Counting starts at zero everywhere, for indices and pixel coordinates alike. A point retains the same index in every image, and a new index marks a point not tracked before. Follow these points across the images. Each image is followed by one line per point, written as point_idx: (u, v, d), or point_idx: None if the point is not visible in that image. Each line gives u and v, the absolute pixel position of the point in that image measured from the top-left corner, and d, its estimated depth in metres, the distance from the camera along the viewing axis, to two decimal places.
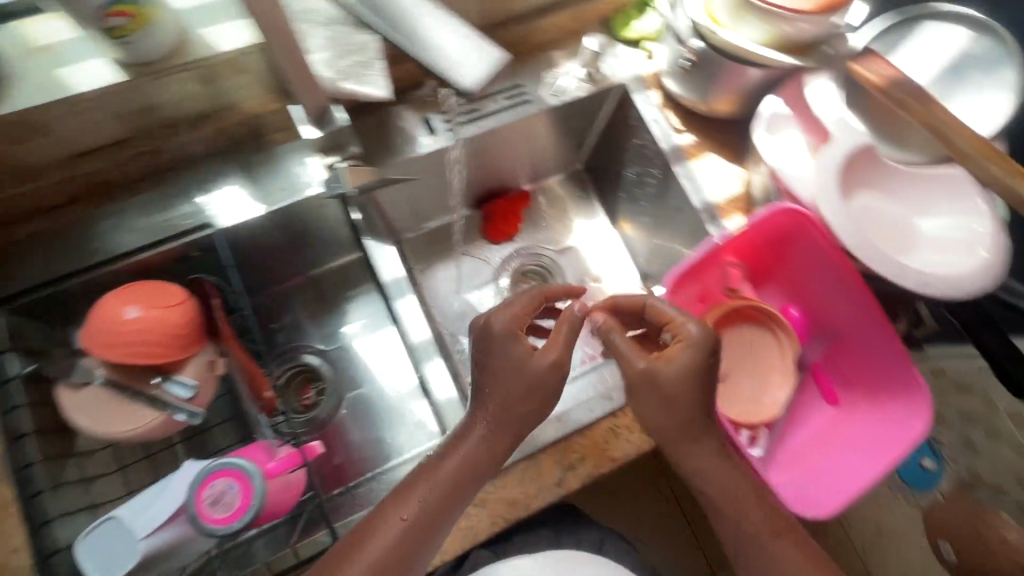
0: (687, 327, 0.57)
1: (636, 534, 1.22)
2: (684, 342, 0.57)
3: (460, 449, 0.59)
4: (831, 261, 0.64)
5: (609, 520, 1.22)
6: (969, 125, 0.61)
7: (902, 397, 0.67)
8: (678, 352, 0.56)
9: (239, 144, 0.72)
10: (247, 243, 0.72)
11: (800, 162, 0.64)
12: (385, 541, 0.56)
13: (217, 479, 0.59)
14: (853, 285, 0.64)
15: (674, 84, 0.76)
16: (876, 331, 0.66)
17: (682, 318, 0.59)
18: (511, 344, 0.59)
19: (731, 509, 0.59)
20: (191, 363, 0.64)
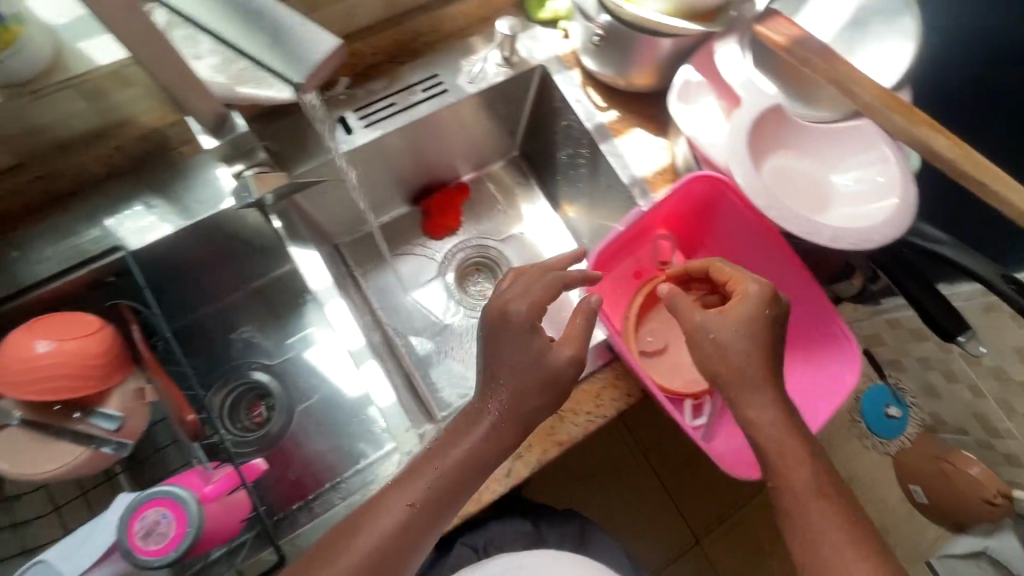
0: (747, 283, 0.61)
1: (614, 515, 1.23)
2: (743, 296, 0.60)
3: (466, 441, 0.58)
4: (749, 222, 0.69)
5: (587, 506, 1.23)
6: (873, 78, 0.62)
7: (834, 350, 0.69)
8: (737, 304, 0.59)
9: (144, 161, 0.68)
10: (165, 262, 0.70)
11: (715, 128, 0.65)
12: (389, 529, 0.55)
13: (148, 510, 0.56)
14: (773, 243, 0.69)
15: (590, 61, 0.75)
16: (802, 286, 0.70)
17: (743, 278, 0.62)
18: (529, 337, 0.60)
19: (783, 465, 0.57)
20: (116, 393, 0.63)
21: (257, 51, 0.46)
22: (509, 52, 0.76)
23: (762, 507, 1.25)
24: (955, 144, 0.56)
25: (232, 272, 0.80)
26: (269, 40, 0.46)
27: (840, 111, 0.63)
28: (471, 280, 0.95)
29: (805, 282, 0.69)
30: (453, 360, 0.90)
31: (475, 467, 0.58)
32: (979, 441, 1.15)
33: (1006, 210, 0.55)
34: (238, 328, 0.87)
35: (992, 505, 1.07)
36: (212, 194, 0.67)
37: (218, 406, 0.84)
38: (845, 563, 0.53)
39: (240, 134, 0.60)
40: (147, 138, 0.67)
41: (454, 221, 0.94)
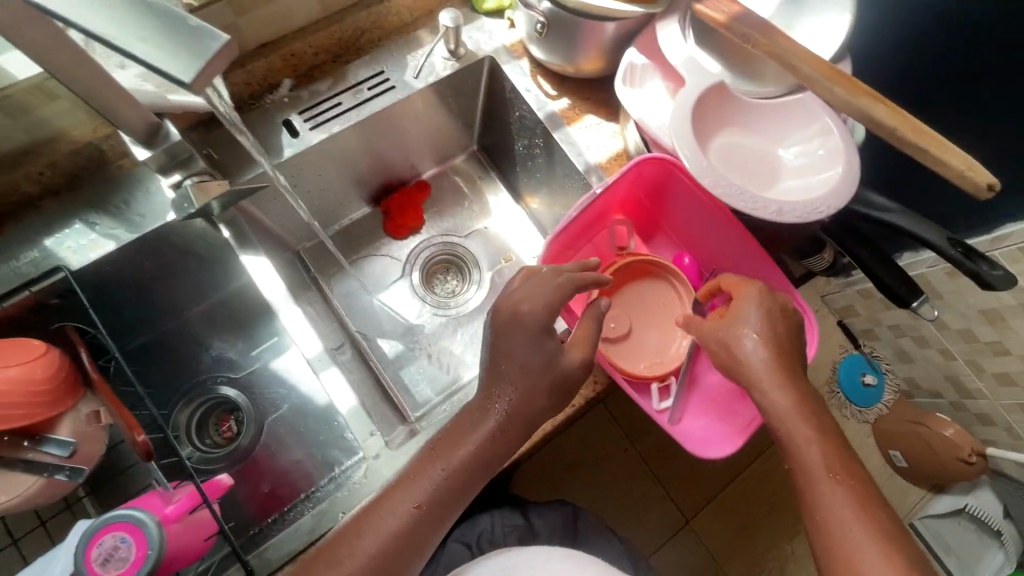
0: (751, 289, 0.63)
1: (604, 503, 1.24)
2: (750, 301, 0.62)
3: (472, 440, 0.59)
4: (701, 202, 0.71)
5: (577, 496, 1.23)
6: (813, 50, 0.62)
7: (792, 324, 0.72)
8: (747, 310, 0.61)
9: (81, 176, 0.66)
10: (111, 279, 0.68)
11: (661, 111, 0.66)
12: (394, 531, 0.55)
13: (106, 534, 0.55)
14: (725, 221, 0.71)
15: (537, 50, 0.74)
16: (755, 260, 0.71)
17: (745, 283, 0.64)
18: (533, 337, 0.59)
19: (791, 446, 0.58)
20: (68, 418, 0.61)
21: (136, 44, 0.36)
22: (454, 45, 0.75)
23: (748, 483, 1.27)
24: (895, 112, 0.56)
25: (188, 285, 0.78)
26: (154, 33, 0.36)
27: (783, 85, 0.63)
28: (438, 277, 0.94)
29: (758, 256, 0.70)
30: (425, 359, 0.88)
31: (444, 466, 0.58)
32: (952, 402, 1.17)
33: (947, 174, 0.54)
34: (204, 342, 0.85)
35: (968, 463, 1.12)
36: (153, 208, 0.65)
37: (185, 423, 0.82)
38: (848, 538, 0.53)
39: (175, 143, 0.57)
40: (83, 153, 0.65)
41: (416, 219, 0.93)
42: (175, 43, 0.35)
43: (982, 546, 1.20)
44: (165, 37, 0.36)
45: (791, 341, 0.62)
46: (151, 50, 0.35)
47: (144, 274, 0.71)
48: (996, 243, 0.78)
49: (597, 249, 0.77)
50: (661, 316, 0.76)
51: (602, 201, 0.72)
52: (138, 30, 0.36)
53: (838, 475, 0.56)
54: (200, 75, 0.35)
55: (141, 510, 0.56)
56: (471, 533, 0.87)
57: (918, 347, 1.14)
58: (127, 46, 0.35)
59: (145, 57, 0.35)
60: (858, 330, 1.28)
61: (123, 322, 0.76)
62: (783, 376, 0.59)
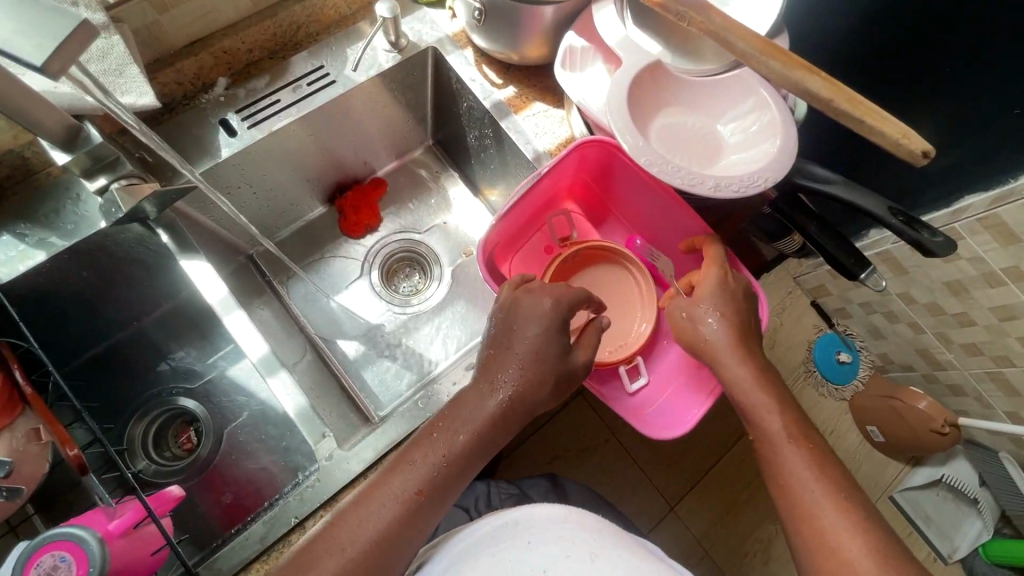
0: (713, 272, 0.66)
1: (604, 488, 1.23)
2: (712, 284, 0.65)
3: (464, 431, 0.57)
4: (645, 183, 0.72)
5: (577, 477, 1.23)
6: (748, 25, 0.62)
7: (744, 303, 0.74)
8: (705, 293, 0.65)
9: (7, 186, 0.64)
10: (45, 292, 0.65)
11: (601, 92, 0.65)
12: (379, 523, 0.53)
13: (44, 554, 0.53)
14: (671, 202, 0.71)
15: (479, 38, 0.73)
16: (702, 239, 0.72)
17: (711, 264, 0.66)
18: None
19: (755, 413, 0.62)
20: (3, 437, 0.59)
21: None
22: (394, 36, 0.74)
23: (729, 468, 1.27)
24: (830, 83, 0.55)
25: (134, 295, 0.76)
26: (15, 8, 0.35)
27: (722, 62, 0.63)
28: (398, 274, 0.93)
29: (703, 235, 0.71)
30: (387, 359, 0.87)
31: (403, 464, 0.56)
32: (925, 375, 1.18)
33: (883, 143, 0.54)
34: (163, 350, 0.83)
35: (941, 434, 1.13)
36: (84, 215, 0.64)
37: (140, 436, 0.79)
38: (818, 504, 0.56)
39: (97, 145, 0.56)
40: (5, 161, 0.62)
41: (371, 216, 0.91)
42: (30, 24, 0.35)
43: (960, 513, 1.21)
44: (19, 17, 0.35)
45: (749, 317, 0.65)
46: (7, 34, 0.35)
47: (82, 284, 0.68)
48: (957, 216, 0.81)
49: (549, 234, 0.79)
50: (619, 301, 0.77)
51: (549, 186, 0.74)
52: None
53: (801, 451, 0.59)
54: (53, 59, 0.35)
55: (80, 526, 0.54)
56: (469, 500, 0.91)
57: (888, 322, 1.15)
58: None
59: (3, 46, 0.35)
60: (831, 308, 1.29)
61: (67, 336, 0.73)
62: (740, 351, 0.63)
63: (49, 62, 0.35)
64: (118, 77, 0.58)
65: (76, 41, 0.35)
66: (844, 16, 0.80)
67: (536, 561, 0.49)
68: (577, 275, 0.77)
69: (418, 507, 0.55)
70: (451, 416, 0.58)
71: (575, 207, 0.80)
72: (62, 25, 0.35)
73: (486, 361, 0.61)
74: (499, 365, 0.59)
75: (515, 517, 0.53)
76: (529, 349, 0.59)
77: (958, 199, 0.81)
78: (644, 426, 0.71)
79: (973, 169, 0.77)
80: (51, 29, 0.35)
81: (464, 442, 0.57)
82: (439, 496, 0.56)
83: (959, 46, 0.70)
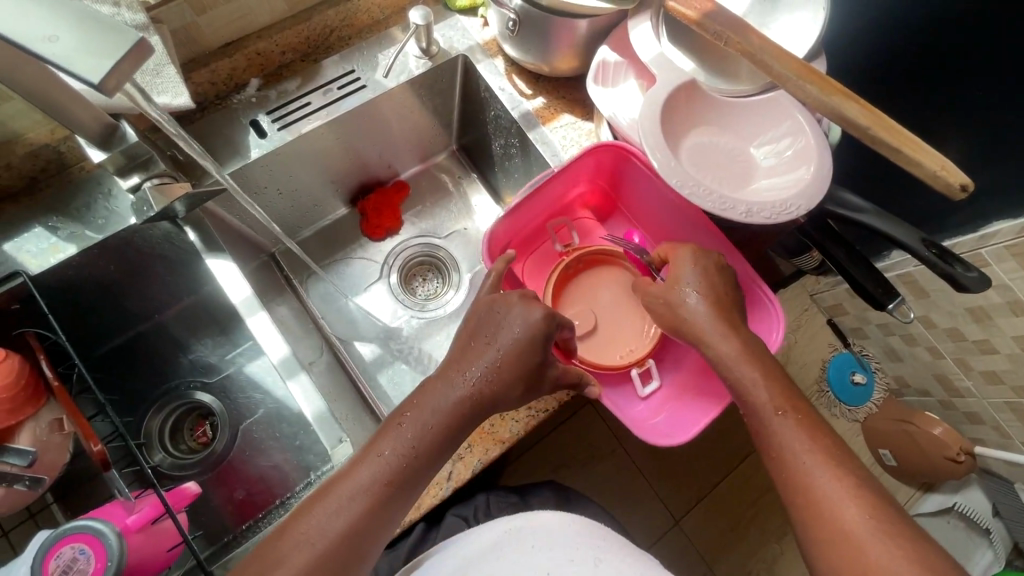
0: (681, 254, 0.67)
1: (609, 502, 1.23)
2: (682, 263, 0.66)
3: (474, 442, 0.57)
4: (647, 180, 0.72)
5: (582, 487, 1.23)
6: (785, 48, 0.61)
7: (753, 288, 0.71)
8: (681, 271, 0.66)
9: (41, 178, 0.65)
10: (74, 284, 0.66)
11: (631, 108, 0.65)
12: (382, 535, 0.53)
13: (64, 546, 0.53)
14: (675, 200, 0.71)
15: (511, 49, 0.73)
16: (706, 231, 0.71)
17: (673, 251, 0.68)
18: (504, 333, 0.58)
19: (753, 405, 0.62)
20: (28, 428, 0.60)
21: (52, 38, 0.33)
22: (426, 43, 0.74)
23: (734, 486, 1.26)
24: (866, 109, 0.55)
25: (158, 290, 0.76)
26: (72, 20, 0.34)
27: (757, 84, 0.62)
28: (416, 278, 0.93)
29: (707, 229, 0.70)
30: (401, 363, 0.87)
31: (368, 457, 0.55)
32: (941, 401, 1.16)
33: (920, 173, 0.54)
34: (183, 344, 0.84)
35: (956, 462, 1.13)
36: (114, 211, 0.65)
37: (158, 429, 0.80)
38: (832, 506, 0.54)
39: (132, 144, 0.56)
40: (41, 155, 0.63)
41: (392, 220, 0.92)
42: (88, 41, 0.33)
43: (972, 544, 1.19)
44: (78, 32, 0.33)
45: (729, 290, 0.65)
46: (68, 52, 0.33)
47: (108, 277, 0.69)
48: (985, 241, 0.79)
49: (566, 236, 0.79)
50: (620, 306, 0.76)
51: (557, 189, 0.74)
52: (51, 24, 0.34)
53: (822, 472, 0.55)
54: (109, 79, 0.33)
55: (100, 519, 0.55)
56: (468, 508, 0.89)
57: (906, 346, 1.13)
58: (36, 47, 0.33)
59: (60, 61, 0.33)
60: (847, 328, 1.27)
61: (90, 327, 0.74)
62: (725, 328, 0.62)
63: (104, 81, 0.33)
64: (155, 77, 0.59)
65: (132, 60, 0.34)
66: (879, 38, 0.79)
67: (539, 560, 0.56)
68: (582, 274, 0.77)
69: (386, 500, 0.54)
70: (414, 409, 0.57)
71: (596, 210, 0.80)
72: (118, 43, 0.33)
73: (455, 355, 0.59)
74: (470, 360, 0.58)
75: (517, 525, 0.61)
76: (505, 345, 0.58)
77: (987, 224, 0.79)
78: (649, 432, 0.69)
79: (1003, 197, 0.75)
80: (98, 40, 0.34)
81: (441, 434, 0.56)
82: (404, 491, 0.55)
83: (993, 71, 0.69)
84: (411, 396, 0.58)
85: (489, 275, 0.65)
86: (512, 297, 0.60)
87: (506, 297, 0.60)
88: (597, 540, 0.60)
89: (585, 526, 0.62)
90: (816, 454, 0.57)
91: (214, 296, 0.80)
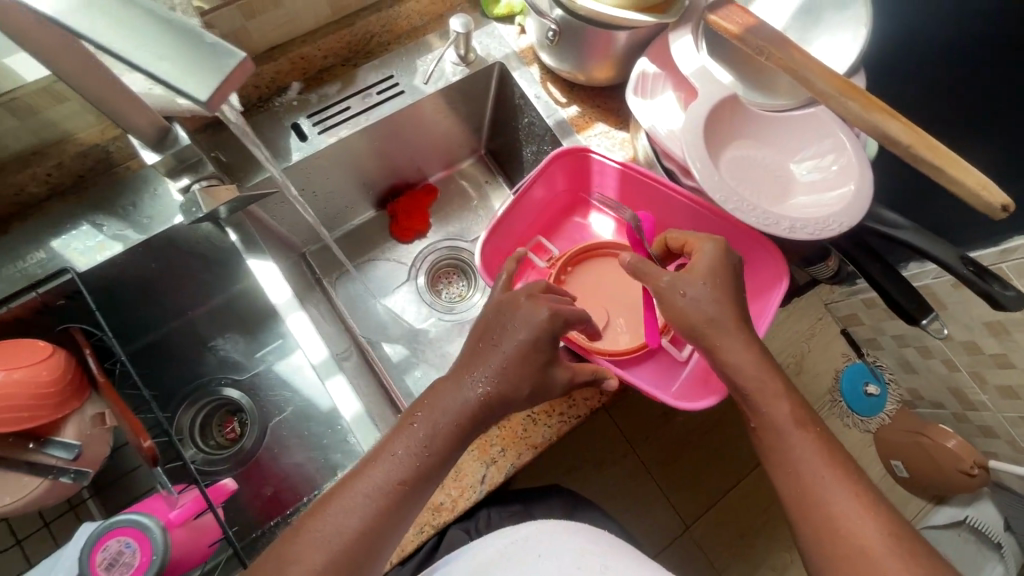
0: (705, 246, 0.62)
1: (616, 508, 1.23)
2: (704, 258, 0.62)
3: None
4: (630, 184, 0.73)
5: (592, 492, 1.23)
6: (827, 64, 0.62)
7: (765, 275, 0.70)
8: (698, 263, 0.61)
9: (87, 178, 0.66)
10: (116, 281, 0.67)
11: (671, 119, 0.65)
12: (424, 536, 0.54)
13: (111, 539, 0.54)
14: (662, 201, 0.72)
15: (548, 57, 0.73)
16: (705, 226, 0.71)
17: (699, 240, 0.64)
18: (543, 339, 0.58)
19: None
20: (72, 421, 0.61)
21: (145, 54, 0.34)
22: (464, 50, 0.75)
23: (747, 494, 1.26)
24: (907, 127, 0.55)
25: (193, 287, 0.77)
26: (167, 35, 0.34)
27: (796, 99, 0.63)
28: (443, 281, 0.94)
29: (706, 224, 0.70)
30: (427, 363, 0.87)
31: (380, 457, 0.54)
32: (954, 413, 1.16)
33: (960, 193, 0.54)
34: (207, 342, 0.84)
35: (969, 475, 1.14)
36: (158, 211, 0.66)
37: (189, 424, 0.81)
38: (866, 520, 0.54)
39: (184, 147, 0.57)
40: (90, 155, 0.64)
41: (421, 223, 0.92)
42: (191, 60, 0.34)
43: (983, 559, 1.17)
44: (183, 54, 0.34)
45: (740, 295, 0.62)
46: (167, 66, 0.34)
47: (149, 276, 0.70)
48: (1005, 256, 0.75)
49: (545, 254, 0.80)
50: (625, 296, 0.76)
51: (542, 197, 0.76)
52: (150, 41, 0.34)
53: (853, 487, 0.56)
54: (217, 93, 0.33)
55: (143, 514, 0.56)
56: (470, 520, 0.86)
57: (921, 358, 1.13)
58: (139, 61, 0.34)
59: (161, 76, 0.33)
60: (862, 339, 1.27)
61: (128, 322, 0.76)
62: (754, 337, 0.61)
63: (212, 98, 0.33)
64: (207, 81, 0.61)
65: (230, 77, 0.34)
66: (912, 54, 0.80)
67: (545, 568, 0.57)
68: (577, 276, 0.77)
69: (399, 500, 0.53)
70: (425, 408, 0.56)
71: (567, 222, 0.81)
72: (223, 62, 0.33)
73: (469, 353, 0.58)
74: (479, 360, 0.56)
75: (520, 535, 0.62)
76: (509, 352, 0.56)
77: (1005, 238, 0.76)
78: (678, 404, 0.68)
79: None
80: (193, 53, 0.34)
81: (453, 433, 0.55)
82: None
83: None
84: (422, 396, 0.58)
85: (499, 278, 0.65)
86: (519, 297, 0.59)
87: (514, 300, 0.59)
88: (604, 548, 0.61)
89: (585, 531, 0.63)
90: (851, 467, 0.57)
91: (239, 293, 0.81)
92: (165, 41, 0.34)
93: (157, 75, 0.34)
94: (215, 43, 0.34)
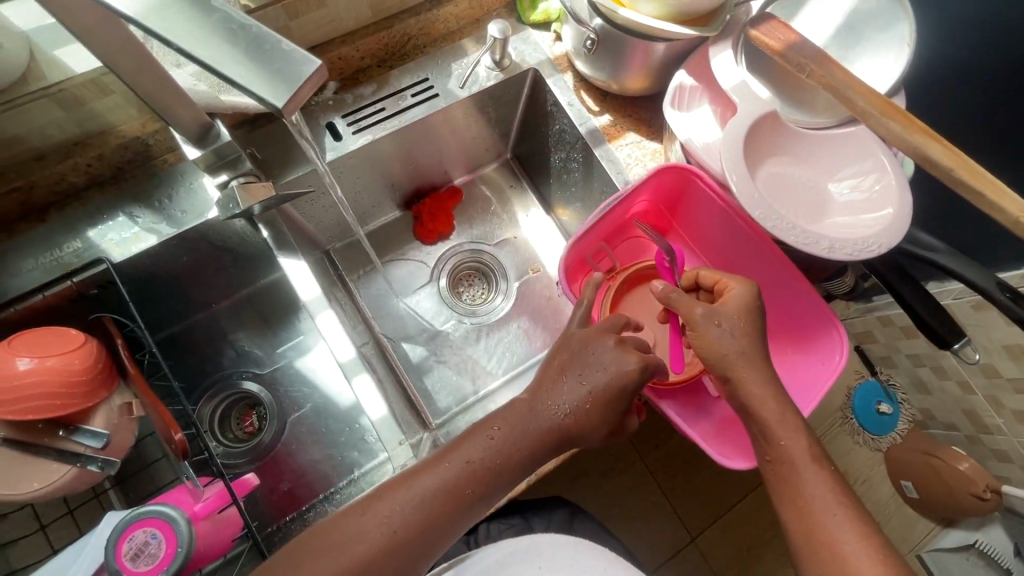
0: (733, 289, 0.63)
1: (613, 523, 1.22)
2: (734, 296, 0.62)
3: (524, 449, 0.58)
4: (722, 210, 0.72)
5: (595, 501, 1.23)
6: (869, 84, 0.62)
7: (825, 336, 0.70)
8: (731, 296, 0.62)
9: (124, 170, 0.67)
10: (146, 273, 0.68)
11: (707, 131, 0.66)
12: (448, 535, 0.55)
13: (137, 530, 0.55)
14: (752, 235, 0.71)
15: (583, 65, 0.73)
16: (782, 266, 0.71)
17: (729, 278, 0.64)
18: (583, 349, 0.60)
19: None
20: (101, 411, 0.61)
21: (223, 59, 0.35)
22: (499, 56, 0.75)
23: (754, 508, 1.25)
24: (949, 151, 0.54)
25: (219, 281, 0.78)
26: (240, 41, 0.35)
27: (836, 117, 0.63)
28: (463, 283, 0.94)
29: (784, 265, 0.70)
30: (450, 367, 0.87)
31: (444, 461, 0.57)
32: (967, 436, 1.15)
33: (1001, 220, 0.53)
34: (230, 335, 0.85)
35: (982, 499, 1.11)
36: (192, 204, 0.66)
37: (210, 414, 0.81)
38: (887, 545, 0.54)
39: (225, 144, 0.58)
40: (131, 147, 0.65)
41: (446, 225, 0.93)
42: (266, 68, 0.34)
43: None
44: (257, 62, 0.35)
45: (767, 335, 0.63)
46: (240, 70, 0.34)
47: (180, 269, 0.71)
48: None
49: (606, 261, 0.79)
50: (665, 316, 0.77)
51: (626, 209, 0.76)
52: (224, 48, 0.35)
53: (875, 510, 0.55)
54: (289, 100, 0.34)
55: (168, 505, 0.57)
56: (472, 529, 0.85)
57: (936, 378, 1.12)
58: (214, 64, 0.34)
59: (238, 80, 0.34)
60: (876, 356, 1.26)
61: (156, 314, 0.76)
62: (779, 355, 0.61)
63: (287, 103, 0.34)
64: None
65: (291, 80, 0.34)
66: None
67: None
68: (633, 292, 0.78)
69: (429, 509, 0.54)
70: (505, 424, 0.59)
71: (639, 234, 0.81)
72: (297, 70, 0.34)
73: None
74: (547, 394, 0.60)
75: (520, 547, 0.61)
76: (596, 385, 0.59)
77: None
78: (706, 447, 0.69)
79: None
80: (269, 59, 0.35)
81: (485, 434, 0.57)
82: (468, 500, 0.56)
83: None
84: (498, 411, 0.60)
85: (579, 307, 0.67)
86: (608, 339, 0.62)
87: (603, 337, 0.62)
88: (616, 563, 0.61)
89: (588, 544, 0.62)
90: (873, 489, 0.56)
91: (273, 277, 0.83)
92: (239, 49, 0.35)
93: (229, 78, 0.34)
94: (286, 49, 0.35)
